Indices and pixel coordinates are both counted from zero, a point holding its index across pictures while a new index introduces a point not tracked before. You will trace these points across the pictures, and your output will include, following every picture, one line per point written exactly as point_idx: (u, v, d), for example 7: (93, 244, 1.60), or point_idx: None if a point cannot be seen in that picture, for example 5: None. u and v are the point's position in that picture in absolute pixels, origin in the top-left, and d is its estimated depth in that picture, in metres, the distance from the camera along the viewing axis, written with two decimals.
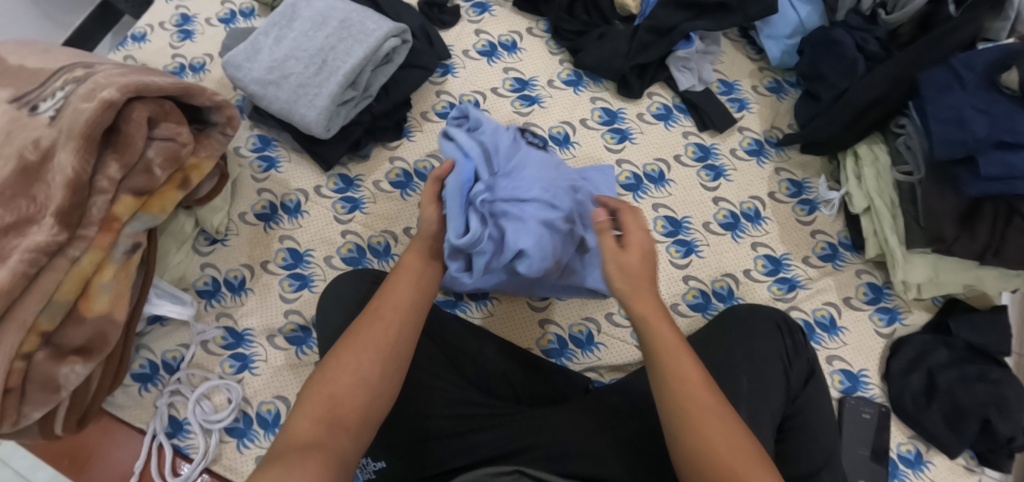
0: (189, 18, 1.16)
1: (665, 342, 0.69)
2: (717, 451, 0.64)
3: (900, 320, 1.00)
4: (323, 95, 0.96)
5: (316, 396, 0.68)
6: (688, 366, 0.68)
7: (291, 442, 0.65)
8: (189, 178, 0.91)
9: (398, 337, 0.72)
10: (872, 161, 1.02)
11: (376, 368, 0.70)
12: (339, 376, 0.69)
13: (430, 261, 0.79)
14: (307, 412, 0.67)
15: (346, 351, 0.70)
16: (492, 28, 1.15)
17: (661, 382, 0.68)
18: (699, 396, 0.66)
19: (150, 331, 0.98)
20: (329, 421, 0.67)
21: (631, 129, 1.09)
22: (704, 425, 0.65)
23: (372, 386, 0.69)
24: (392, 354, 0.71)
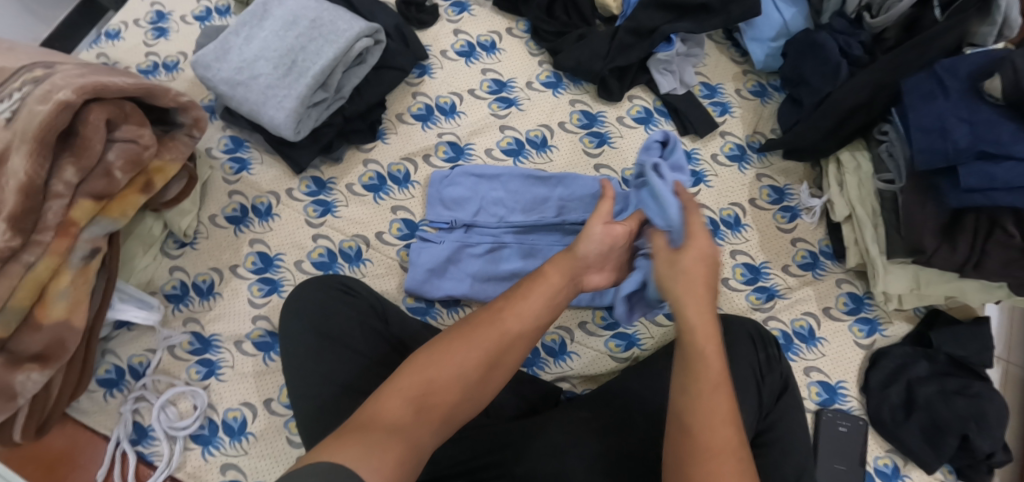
0: (163, 16, 1.14)
1: (697, 366, 0.65)
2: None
3: (880, 332, 0.98)
4: (292, 97, 0.94)
5: (417, 375, 0.66)
6: (716, 398, 0.64)
7: (376, 415, 0.62)
8: (152, 181, 0.89)
9: (509, 348, 0.69)
10: (855, 169, 0.99)
11: (478, 368, 0.67)
12: (443, 365, 0.66)
13: (567, 281, 0.75)
14: (401, 390, 0.64)
15: (459, 342, 0.68)
16: (471, 28, 1.13)
17: (687, 405, 0.64)
18: (721, 430, 0.63)
19: (117, 335, 0.97)
20: (421, 407, 0.64)
21: (611, 133, 1.07)
22: (716, 462, 0.62)
23: (469, 387, 0.67)
24: (496, 361, 0.68)
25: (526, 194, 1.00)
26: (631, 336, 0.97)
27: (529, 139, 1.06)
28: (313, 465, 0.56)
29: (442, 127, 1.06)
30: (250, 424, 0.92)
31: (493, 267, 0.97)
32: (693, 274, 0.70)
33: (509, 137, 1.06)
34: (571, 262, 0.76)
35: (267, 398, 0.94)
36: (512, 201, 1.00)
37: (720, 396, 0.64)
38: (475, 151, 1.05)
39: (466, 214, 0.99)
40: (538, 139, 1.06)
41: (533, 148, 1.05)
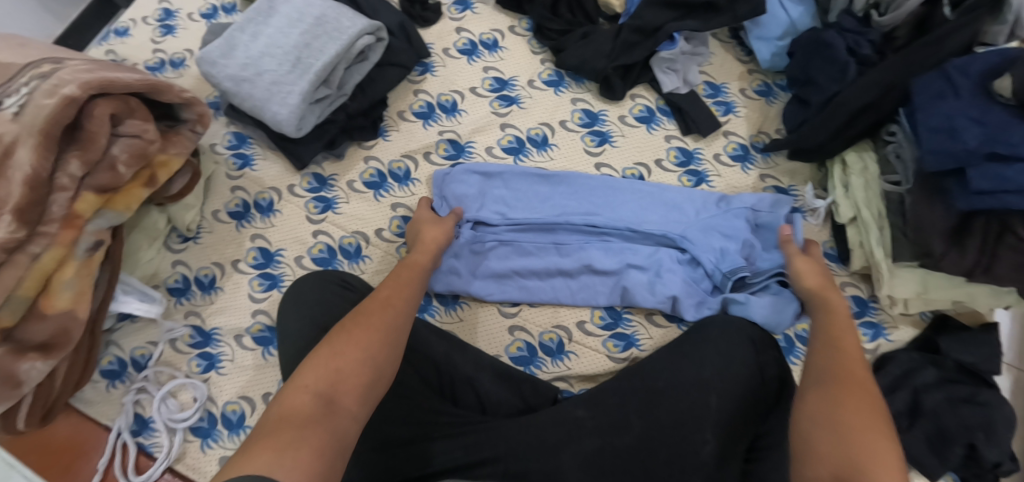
0: (171, 13, 1.16)
1: (841, 336, 0.77)
2: (848, 412, 0.67)
3: (884, 336, 0.96)
4: (295, 93, 0.94)
5: (321, 369, 0.66)
6: (851, 359, 0.74)
7: (285, 415, 0.63)
8: (156, 176, 0.91)
9: (396, 327, 0.72)
10: (861, 170, 0.98)
11: (379, 347, 0.69)
12: (348, 352, 0.68)
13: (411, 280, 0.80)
14: (308, 386, 0.65)
15: (356, 330, 0.70)
16: (473, 25, 1.13)
17: (823, 359, 0.75)
18: (855, 373, 0.71)
19: (121, 327, 0.98)
20: (329, 398, 0.64)
21: (613, 132, 1.06)
22: (849, 399, 0.68)
23: (376, 367, 0.68)
24: (392, 339, 0.71)
25: (536, 198, 1.00)
26: (629, 337, 0.96)
27: (530, 137, 1.05)
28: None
29: (443, 124, 1.06)
30: (248, 418, 0.93)
31: (499, 264, 0.97)
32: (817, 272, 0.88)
33: (510, 136, 1.05)
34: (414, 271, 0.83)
35: (264, 392, 0.94)
36: (518, 201, 1.00)
37: (859, 360, 0.73)
38: (476, 149, 1.05)
39: (474, 211, 0.99)
40: (539, 138, 1.05)
41: (533, 146, 1.05)
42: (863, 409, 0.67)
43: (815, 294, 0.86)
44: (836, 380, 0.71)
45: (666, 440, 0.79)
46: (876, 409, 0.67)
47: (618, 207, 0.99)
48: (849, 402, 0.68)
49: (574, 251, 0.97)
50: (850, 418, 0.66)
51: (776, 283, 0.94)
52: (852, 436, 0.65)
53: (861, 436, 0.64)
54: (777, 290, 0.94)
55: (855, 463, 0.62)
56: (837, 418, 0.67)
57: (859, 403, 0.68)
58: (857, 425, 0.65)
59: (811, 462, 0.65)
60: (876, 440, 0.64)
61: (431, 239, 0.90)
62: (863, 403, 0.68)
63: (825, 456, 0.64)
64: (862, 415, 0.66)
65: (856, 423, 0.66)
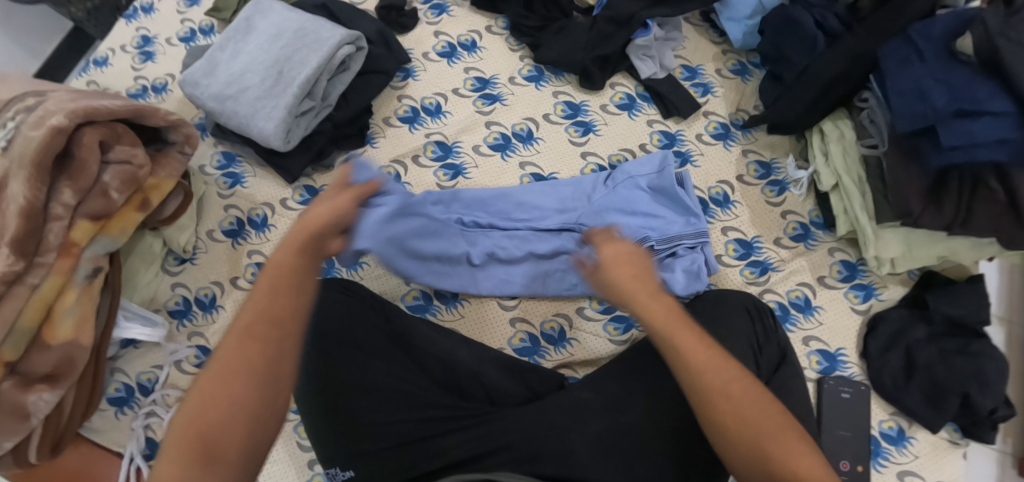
0: (149, 39, 1.17)
1: (670, 325, 0.67)
2: (743, 432, 0.63)
3: (875, 296, 0.99)
4: (280, 107, 0.95)
5: (188, 428, 0.59)
6: (693, 344, 0.66)
7: (172, 481, 0.57)
8: (149, 199, 0.90)
9: (259, 370, 0.61)
10: (839, 137, 1.00)
11: (243, 391, 0.61)
12: (234, 364, 0.61)
13: (291, 268, 0.66)
14: (179, 453, 0.58)
15: (211, 378, 0.61)
16: (451, 28, 1.15)
17: (680, 363, 0.66)
18: (714, 368, 0.65)
19: (124, 354, 0.98)
20: (210, 458, 0.58)
21: (595, 122, 1.08)
22: (734, 405, 0.63)
23: (247, 414, 0.60)
24: (262, 373, 0.62)
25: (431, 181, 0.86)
26: (628, 319, 0.97)
27: (515, 132, 1.07)
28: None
29: (429, 127, 1.08)
30: None
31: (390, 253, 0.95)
32: (635, 264, 0.70)
33: (495, 133, 1.07)
34: (311, 231, 0.67)
35: None
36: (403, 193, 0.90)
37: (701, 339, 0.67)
38: (463, 149, 1.06)
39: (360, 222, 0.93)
40: (524, 133, 1.07)
41: (519, 141, 1.07)
42: (756, 405, 0.64)
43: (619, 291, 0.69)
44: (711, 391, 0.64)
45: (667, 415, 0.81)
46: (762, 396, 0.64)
47: (518, 203, 1.00)
48: (742, 408, 0.63)
49: (475, 241, 0.98)
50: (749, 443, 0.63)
51: (683, 250, 0.95)
52: (768, 460, 0.62)
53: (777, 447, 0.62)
54: (686, 255, 0.95)
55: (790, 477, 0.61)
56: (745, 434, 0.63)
57: (751, 402, 0.64)
58: (762, 445, 0.62)
59: None
60: (789, 443, 0.62)
61: (314, 219, 0.68)
62: (768, 416, 0.63)
63: None
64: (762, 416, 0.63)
65: (765, 428, 0.63)
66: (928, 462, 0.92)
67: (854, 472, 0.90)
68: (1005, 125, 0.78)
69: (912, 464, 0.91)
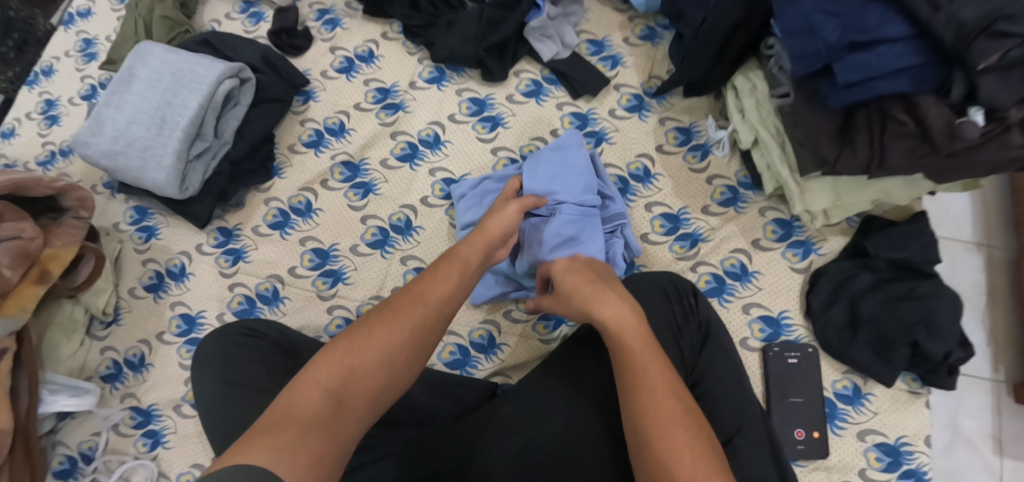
0: (52, 103, 1.15)
1: (637, 354, 0.72)
2: (678, 460, 0.66)
3: (815, 251, 0.94)
4: (169, 154, 0.94)
5: (336, 365, 0.67)
6: (657, 375, 0.71)
7: (293, 407, 0.64)
8: (48, 270, 0.89)
9: (417, 336, 0.71)
10: (751, 90, 0.94)
11: (399, 350, 0.69)
12: (396, 320, 0.71)
13: (483, 256, 0.80)
14: (320, 381, 0.66)
15: (380, 327, 0.70)
16: (346, 41, 1.11)
17: (633, 391, 0.70)
18: (666, 404, 0.69)
19: (63, 426, 0.97)
20: (339, 398, 0.65)
21: (502, 114, 1.04)
22: (671, 435, 0.67)
23: (391, 367, 0.69)
24: (417, 338, 0.71)
25: (569, 179, 0.90)
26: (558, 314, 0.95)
27: (421, 139, 1.04)
28: (220, 468, 0.56)
29: (334, 147, 1.05)
30: None
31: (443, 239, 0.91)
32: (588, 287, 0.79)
33: (402, 143, 1.04)
34: (484, 242, 0.80)
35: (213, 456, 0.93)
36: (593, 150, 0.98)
37: (666, 372, 0.71)
38: (371, 166, 1.03)
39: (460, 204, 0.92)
40: (431, 137, 1.04)
41: (426, 147, 1.03)
42: (687, 440, 0.67)
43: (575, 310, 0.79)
44: (657, 418, 0.68)
45: (593, 421, 0.79)
46: (698, 440, 0.67)
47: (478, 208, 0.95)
48: (674, 443, 0.66)
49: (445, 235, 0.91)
50: (685, 471, 0.65)
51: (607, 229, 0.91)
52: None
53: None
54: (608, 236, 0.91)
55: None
56: (668, 466, 0.65)
57: (686, 442, 0.67)
58: (696, 476, 0.64)
59: None
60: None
61: (493, 231, 0.81)
62: (700, 461, 0.65)
63: None
64: (690, 455, 0.66)
65: (690, 467, 0.65)
66: (888, 417, 0.87)
67: (811, 440, 0.86)
68: (903, 52, 0.73)
69: (872, 422, 0.87)
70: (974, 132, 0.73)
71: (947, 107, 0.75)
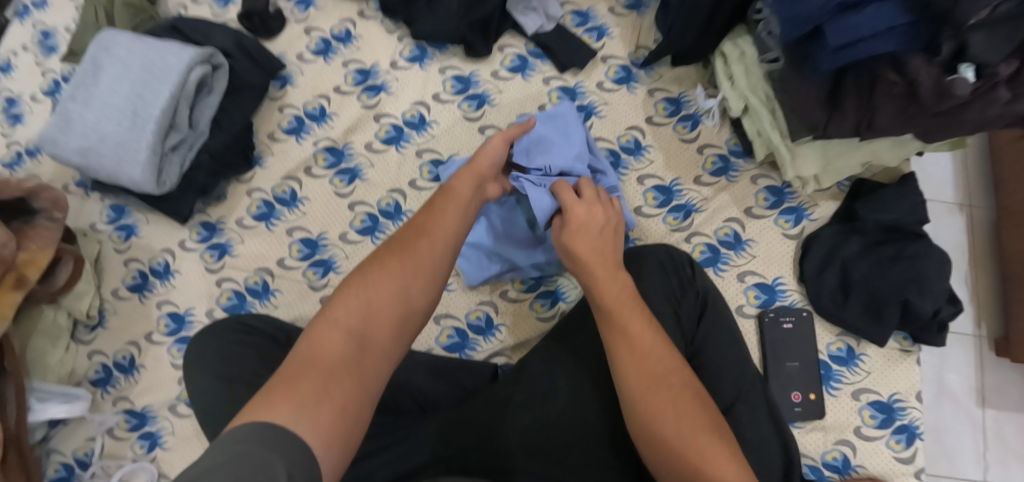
0: (14, 100, 1.10)
1: (618, 315, 0.71)
2: (666, 418, 0.65)
3: (807, 217, 0.94)
4: (143, 148, 0.90)
5: (353, 304, 0.66)
6: (641, 337, 0.70)
7: (314, 354, 0.62)
8: (25, 275, 0.85)
9: (431, 272, 0.70)
10: (740, 57, 0.93)
11: (414, 282, 0.69)
12: (408, 252, 0.70)
13: (477, 186, 0.78)
14: (339, 323, 0.65)
15: (393, 263, 0.69)
16: (322, 22, 1.07)
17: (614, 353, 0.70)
18: (648, 363, 0.68)
19: (56, 433, 0.95)
20: (361, 337, 0.64)
21: (488, 91, 1.02)
22: (651, 396, 0.66)
23: (410, 302, 0.68)
24: (430, 273, 0.70)
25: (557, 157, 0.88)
26: (555, 292, 0.94)
27: (406, 120, 1.02)
28: (242, 426, 0.55)
29: (317, 133, 1.02)
30: None
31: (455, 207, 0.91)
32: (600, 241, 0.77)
33: (386, 125, 1.02)
34: (474, 175, 0.79)
35: None
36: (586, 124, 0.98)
37: (649, 335, 0.70)
38: (356, 150, 1.01)
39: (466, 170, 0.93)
40: (416, 119, 1.02)
41: (412, 129, 1.02)
42: (670, 398, 0.66)
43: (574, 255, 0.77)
44: (641, 381, 0.67)
45: (594, 397, 0.79)
46: (684, 397, 0.66)
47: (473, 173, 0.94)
48: (658, 402, 0.66)
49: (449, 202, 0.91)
50: (671, 429, 0.65)
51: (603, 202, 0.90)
52: (681, 449, 0.63)
53: (684, 441, 0.64)
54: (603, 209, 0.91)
55: (699, 463, 0.62)
56: (653, 423, 0.65)
57: (671, 400, 0.66)
58: (682, 432, 0.64)
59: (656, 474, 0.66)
60: (704, 441, 0.64)
61: (483, 164, 0.80)
62: (683, 422, 0.65)
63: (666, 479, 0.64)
64: (673, 413, 0.65)
65: (673, 424, 0.65)
66: (882, 375, 0.89)
67: (807, 402, 0.88)
68: (892, 14, 0.71)
69: (866, 382, 0.89)
70: (965, 89, 0.71)
71: (937, 66, 0.73)
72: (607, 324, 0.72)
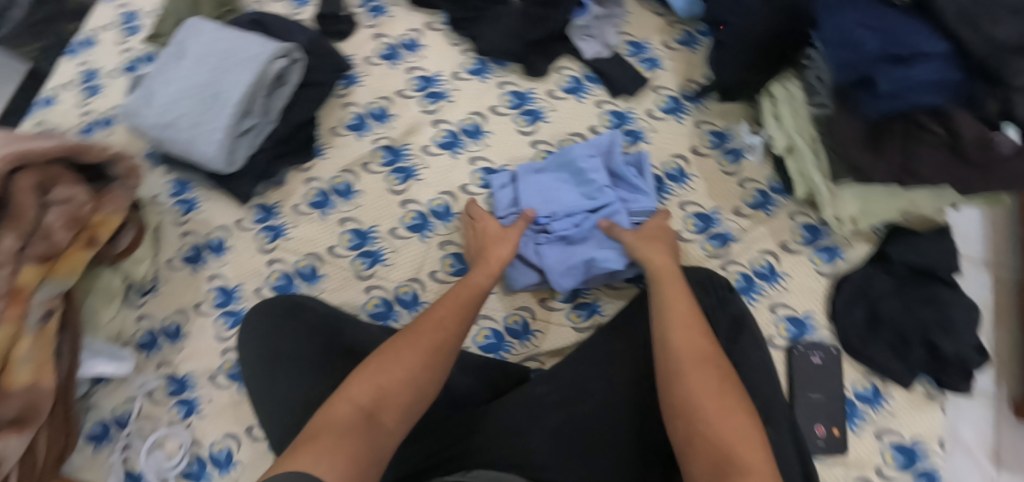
0: (93, 73, 1.16)
1: (673, 303, 0.80)
2: (703, 397, 0.70)
3: (840, 256, 0.97)
4: (218, 129, 0.95)
5: (367, 384, 0.72)
6: (690, 324, 0.77)
7: (328, 422, 0.69)
8: (96, 235, 0.89)
9: (435, 358, 0.75)
10: (788, 98, 0.97)
11: (423, 367, 0.74)
12: (418, 341, 0.76)
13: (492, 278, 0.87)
14: (351, 398, 0.71)
15: (403, 347, 0.75)
16: (391, 30, 1.14)
17: (665, 334, 0.77)
18: (698, 345, 0.75)
19: (97, 390, 0.99)
20: (372, 411, 0.70)
21: (543, 109, 1.07)
22: (694, 371, 0.73)
23: (417, 380, 0.73)
24: (438, 358, 0.75)
25: (569, 194, 0.97)
26: (591, 304, 0.97)
27: (463, 128, 1.07)
28: (265, 479, 0.61)
29: (377, 132, 1.07)
30: (236, 453, 0.94)
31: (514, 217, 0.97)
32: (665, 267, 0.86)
33: (443, 131, 1.07)
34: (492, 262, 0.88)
35: (247, 426, 0.95)
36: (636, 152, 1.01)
37: (700, 327, 0.77)
38: (412, 150, 1.06)
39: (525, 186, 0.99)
40: (472, 127, 1.07)
41: (467, 137, 1.06)
42: (713, 376, 0.72)
43: (647, 258, 0.87)
44: (686, 358, 0.74)
45: (628, 404, 0.82)
46: (724, 379, 0.72)
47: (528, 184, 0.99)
48: (702, 379, 0.72)
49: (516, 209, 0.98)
50: (709, 403, 0.70)
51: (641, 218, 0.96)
52: (715, 425, 0.68)
53: (719, 416, 0.69)
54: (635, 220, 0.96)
55: (729, 453, 0.66)
56: (694, 397, 0.71)
57: (712, 381, 0.72)
58: (720, 408, 0.69)
59: (688, 457, 0.68)
60: (736, 433, 0.68)
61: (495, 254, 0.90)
62: (722, 398, 0.70)
63: (693, 457, 0.68)
64: (714, 392, 0.71)
65: (713, 400, 0.70)
66: (906, 417, 0.91)
67: (831, 437, 0.89)
68: (943, 68, 0.75)
69: (890, 422, 0.90)
70: (1009, 147, 0.77)
71: (980, 120, 0.78)
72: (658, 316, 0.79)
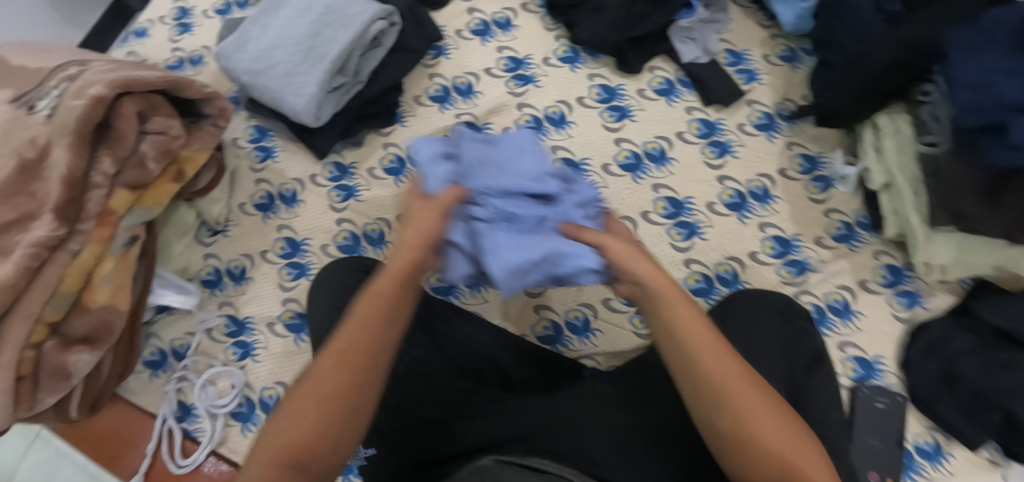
0: (187, 11, 1.18)
1: (683, 322, 0.64)
2: (766, 432, 0.62)
3: (920, 304, 0.93)
4: (311, 83, 0.96)
5: (275, 445, 0.61)
6: (711, 341, 0.64)
7: None
8: (183, 170, 0.92)
9: (349, 399, 0.62)
10: (894, 132, 0.93)
11: (330, 418, 0.61)
12: (320, 385, 0.62)
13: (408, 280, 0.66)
14: (264, 460, 0.61)
15: (305, 398, 0.62)
16: (485, 5, 1.12)
17: (691, 359, 0.63)
18: (737, 369, 0.63)
19: (159, 319, 1.02)
20: (293, 470, 0.60)
21: (631, 107, 1.05)
22: (752, 404, 0.62)
23: (331, 435, 0.61)
24: (347, 401, 0.62)
25: (508, 176, 0.75)
26: None
27: (547, 115, 1.05)
28: None
29: (459, 107, 1.07)
30: None
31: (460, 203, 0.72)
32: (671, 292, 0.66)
33: (527, 116, 1.05)
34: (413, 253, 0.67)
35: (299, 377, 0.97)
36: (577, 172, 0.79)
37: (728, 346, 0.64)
38: (493, 131, 1.05)
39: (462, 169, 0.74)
40: (556, 116, 1.05)
41: (550, 125, 1.05)
42: (765, 403, 0.63)
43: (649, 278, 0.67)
44: (733, 389, 0.62)
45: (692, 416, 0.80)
46: (774, 400, 0.64)
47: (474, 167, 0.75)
48: (757, 411, 0.62)
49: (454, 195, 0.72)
50: (772, 436, 0.62)
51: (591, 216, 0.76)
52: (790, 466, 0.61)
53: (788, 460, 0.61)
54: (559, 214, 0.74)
55: None
56: (756, 431, 0.61)
57: (767, 412, 0.62)
58: (787, 446, 0.61)
59: None
60: (790, 441, 0.62)
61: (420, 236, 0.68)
62: (784, 435, 0.62)
63: None
64: (774, 424, 0.62)
65: (777, 439, 0.61)
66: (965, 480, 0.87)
67: None
68: None
69: None
70: None
71: None
72: (670, 334, 0.65)
